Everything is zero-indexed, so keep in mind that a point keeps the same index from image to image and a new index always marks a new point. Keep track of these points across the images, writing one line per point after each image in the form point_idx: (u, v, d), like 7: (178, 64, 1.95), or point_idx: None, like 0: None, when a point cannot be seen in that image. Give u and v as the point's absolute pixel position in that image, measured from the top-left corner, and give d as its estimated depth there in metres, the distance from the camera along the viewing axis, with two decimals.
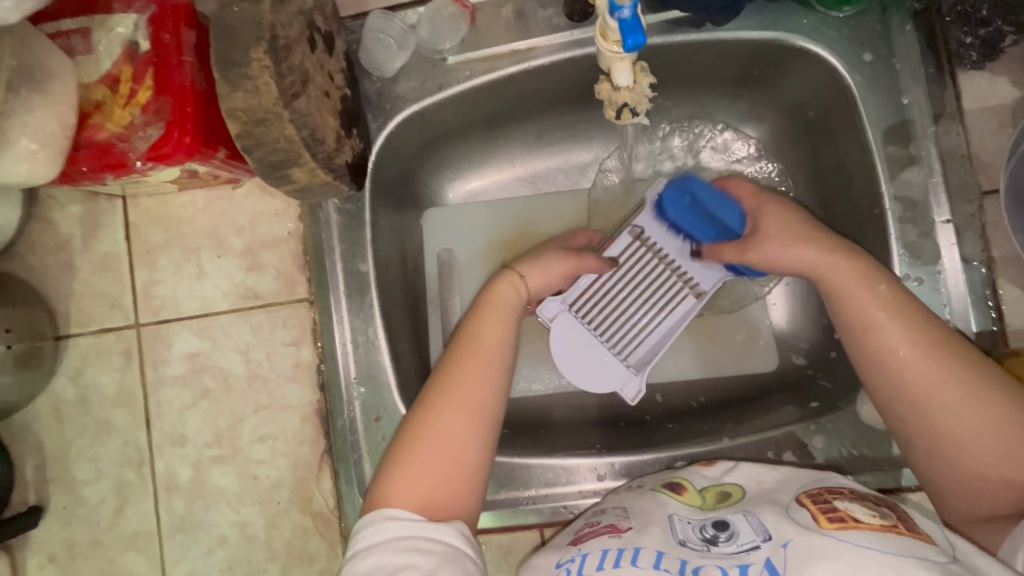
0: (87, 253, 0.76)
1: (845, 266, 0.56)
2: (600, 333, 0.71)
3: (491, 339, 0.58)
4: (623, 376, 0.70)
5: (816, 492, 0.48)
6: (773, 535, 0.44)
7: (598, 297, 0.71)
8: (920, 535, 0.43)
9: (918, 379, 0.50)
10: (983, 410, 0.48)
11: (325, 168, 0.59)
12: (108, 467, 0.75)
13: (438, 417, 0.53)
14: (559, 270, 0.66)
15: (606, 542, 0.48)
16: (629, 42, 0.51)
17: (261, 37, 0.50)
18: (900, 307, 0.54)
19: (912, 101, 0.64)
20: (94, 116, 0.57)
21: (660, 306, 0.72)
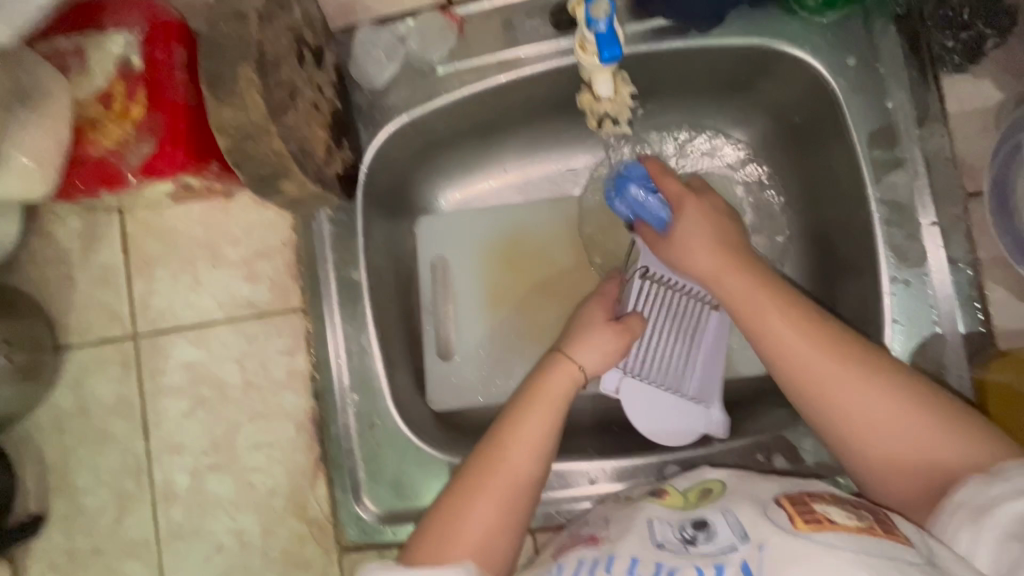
0: (86, 265, 0.78)
1: (740, 277, 0.60)
2: (660, 385, 0.70)
3: (536, 424, 0.58)
4: (701, 415, 0.70)
5: (795, 495, 0.48)
6: (749, 534, 0.44)
7: (641, 353, 0.70)
8: (895, 535, 0.43)
9: (814, 368, 0.52)
10: (879, 391, 0.50)
11: (316, 181, 0.60)
12: (107, 476, 0.76)
13: (475, 499, 0.53)
14: (612, 347, 0.64)
15: (583, 554, 0.49)
16: (606, 55, 0.57)
17: (249, 54, 0.51)
18: (799, 309, 0.56)
19: (896, 105, 0.65)
20: (89, 133, 0.59)
21: (693, 334, 0.71)
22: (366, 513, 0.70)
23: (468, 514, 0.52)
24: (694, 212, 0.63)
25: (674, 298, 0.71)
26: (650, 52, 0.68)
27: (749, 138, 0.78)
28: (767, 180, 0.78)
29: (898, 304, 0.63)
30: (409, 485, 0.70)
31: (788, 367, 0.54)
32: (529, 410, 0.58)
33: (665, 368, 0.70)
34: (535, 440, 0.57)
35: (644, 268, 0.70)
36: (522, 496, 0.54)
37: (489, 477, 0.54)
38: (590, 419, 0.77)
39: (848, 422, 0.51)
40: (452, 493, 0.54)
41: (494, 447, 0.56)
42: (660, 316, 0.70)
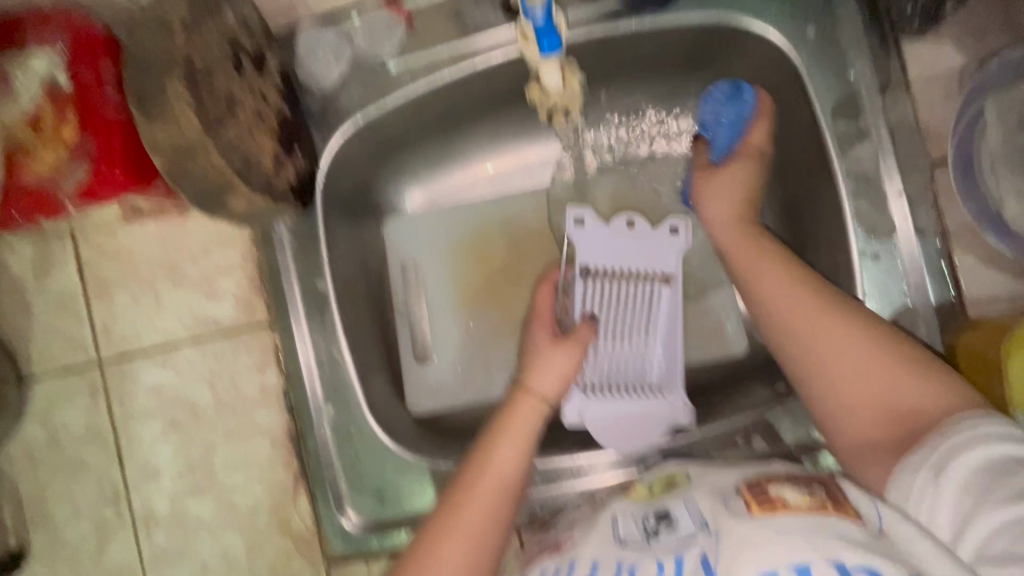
0: (42, 292, 0.75)
1: (734, 230, 0.64)
2: (624, 390, 0.72)
3: (502, 465, 0.56)
4: (665, 407, 0.70)
5: (752, 479, 0.47)
6: (710, 523, 0.44)
7: (596, 364, 0.72)
8: (846, 509, 0.42)
9: (799, 326, 0.54)
10: (846, 336, 0.52)
11: (265, 194, 0.58)
12: (85, 505, 0.75)
13: (444, 542, 0.51)
14: (566, 369, 0.64)
15: (546, 564, 0.48)
16: (544, 45, 0.60)
17: (176, 69, 0.49)
18: (802, 280, 0.56)
19: (858, 74, 0.63)
20: (20, 158, 0.56)
21: (640, 320, 0.73)
22: (349, 524, 0.70)
23: (442, 552, 0.50)
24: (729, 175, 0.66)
25: (618, 288, 0.73)
26: (604, 34, 0.65)
27: None
28: None
29: (869, 278, 0.63)
30: (391, 493, 0.69)
31: (786, 333, 0.54)
32: (500, 442, 0.58)
33: (623, 370, 0.73)
34: (501, 481, 0.55)
35: (585, 262, 0.73)
36: (493, 540, 0.53)
37: (464, 511, 0.53)
38: None
39: (823, 367, 0.52)
40: (425, 534, 0.52)
41: (468, 480, 0.55)
42: (608, 308, 0.73)
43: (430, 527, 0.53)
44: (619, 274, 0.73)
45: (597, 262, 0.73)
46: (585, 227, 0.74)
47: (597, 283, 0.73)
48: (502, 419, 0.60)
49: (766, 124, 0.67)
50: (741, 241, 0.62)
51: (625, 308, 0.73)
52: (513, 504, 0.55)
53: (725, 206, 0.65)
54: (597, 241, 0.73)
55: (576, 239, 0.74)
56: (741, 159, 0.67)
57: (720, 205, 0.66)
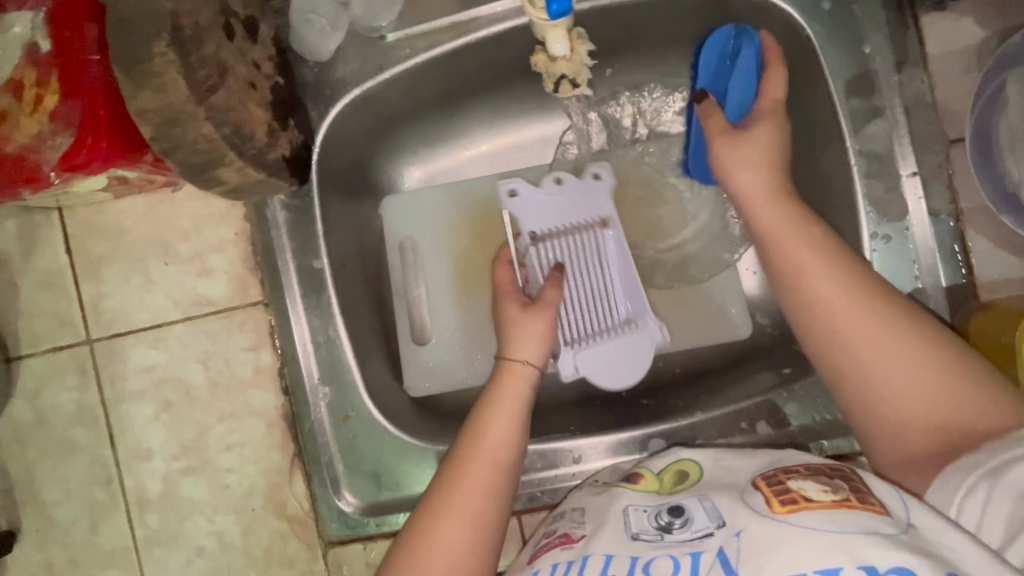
0: (28, 269, 0.73)
1: (776, 210, 0.56)
2: (597, 334, 0.68)
3: (496, 440, 0.56)
4: (642, 339, 0.67)
5: (769, 473, 0.46)
6: (727, 521, 0.42)
7: (570, 315, 0.68)
8: (873, 506, 0.41)
9: (848, 333, 0.49)
10: (903, 344, 0.47)
11: (258, 166, 0.56)
12: (76, 486, 0.73)
13: (443, 516, 0.51)
14: (542, 329, 0.62)
15: (558, 556, 0.46)
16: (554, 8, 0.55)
17: (161, 28, 0.46)
18: (832, 254, 0.52)
19: (874, 49, 0.61)
20: (1, 126, 0.53)
21: (597, 260, 0.69)
22: (346, 506, 0.69)
23: (444, 523, 0.50)
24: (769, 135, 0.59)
25: (572, 242, 0.69)
26: (612, 5, 0.63)
27: None
28: None
29: (880, 260, 0.61)
30: (388, 476, 0.68)
31: (816, 318, 0.51)
32: (494, 415, 0.57)
33: (592, 319, 0.68)
34: (497, 457, 0.55)
35: (531, 230, 0.69)
36: (494, 515, 0.52)
37: (465, 483, 0.53)
38: (571, 396, 0.75)
39: (867, 365, 0.48)
40: (425, 506, 0.52)
41: (467, 451, 0.55)
42: (572, 262, 0.69)
43: (431, 496, 0.53)
44: (569, 228, 0.70)
45: (542, 227, 0.69)
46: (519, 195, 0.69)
47: (556, 239, 0.69)
48: (489, 395, 0.59)
49: (779, 76, 0.61)
50: (782, 227, 0.55)
51: (586, 260, 0.69)
52: (512, 477, 0.55)
53: (765, 178, 0.58)
54: (535, 204, 0.69)
55: (517, 214, 0.69)
56: (762, 120, 0.60)
57: (757, 174, 0.58)
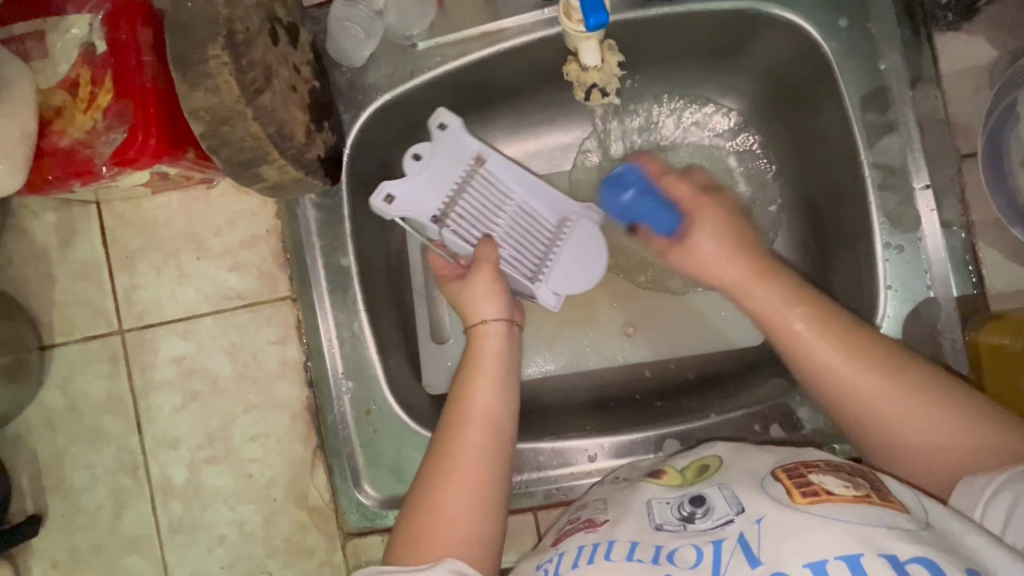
0: (65, 260, 0.76)
1: (766, 286, 0.60)
2: (550, 255, 0.71)
3: (486, 402, 0.58)
4: (577, 220, 0.72)
5: (791, 466, 0.47)
6: (747, 509, 0.44)
7: (515, 254, 0.70)
8: (892, 502, 0.42)
9: (862, 396, 0.51)
10: (914, 403, 0.49)
11: (297, 165, 0.58)
12: (103, 472, 0.75)
13: (447, 481, 0.52)
14: (491, 286, 0.64)
15: (582, 539, 0.48)
16: (591, 21, 0.56)
17: (218, 33, 0.49)
18: (832, 328, 0.54)
19: (889, 66, 0.63)
20: (55, 122, 0.56)
21: (507, 200, 0.71)
22: (366, 499, 0.70)
23: (443, 494, 0.52)
24: (710, 212, 0.67)
25: (473, 196, 0.69)
26: (637, 19, 0.65)
27: (740, 106, 0.77)
28: (759, 148, 0.77)
29: (893, 269, 0.63)
30: (408, 470, 0.70)
31: (825, 386, 0.53)
32: (476, 385, 0.59)
33: (537, 245, 0.71)
34: (489, 416, 0.57)
35: (434, 212, 0.68)
36: (493, 475, 0.54)
37: (457, 455, 0.54)
38: (586, 397, 0.77)
39: (884, 427, 0.50)
40: (422, 480, 0.54)
41: (456, 418, 0.57)
42: (487, 219, 0.69)
43: (427, 470, 0.54)
44: (461, 186, 0.69)
45: (441, 201, 0.68)
46: (419, 161, 0.68)
47: (465, 197, 0.69)
48: (475, 360, 0.62)
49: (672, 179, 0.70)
50: (775, 303, 0.58)
51: (500, 208, 0.70)
52: (505, 439, 0.57)
53: (741, 269, 0.63)
54: (422, 181, 0.68)
55: (408, 208, 0.67)
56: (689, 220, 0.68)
57: (736, 269, 0.63)
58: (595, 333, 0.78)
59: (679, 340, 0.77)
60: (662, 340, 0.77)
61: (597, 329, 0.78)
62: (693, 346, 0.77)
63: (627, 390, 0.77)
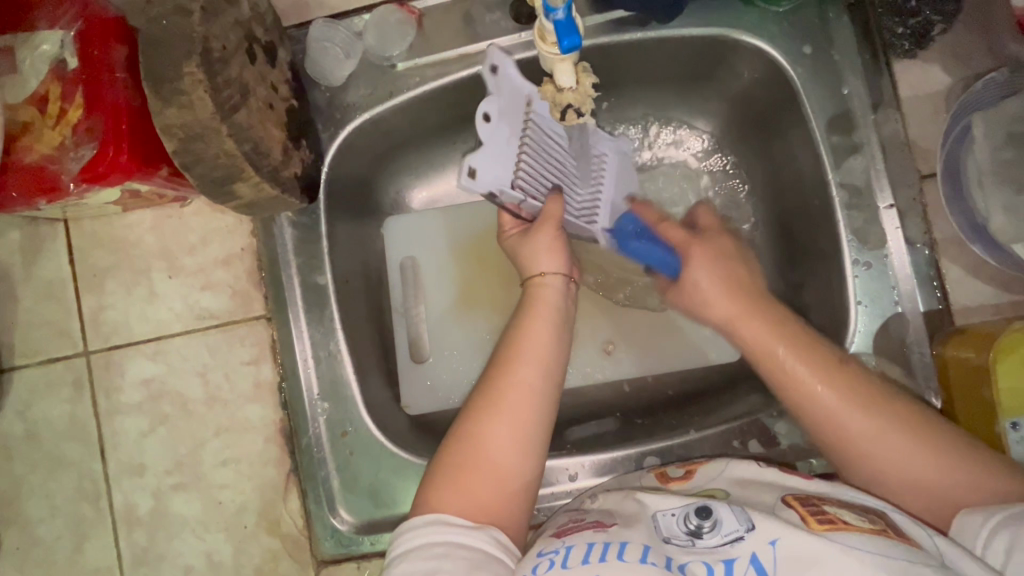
0: (29, 280, 0.73)
1: (759, 324, 0.58)
2: (595, 192, 0.70)
3: (535, 339, 0.58)
4: (607, 151, 0.72)
5: (804, 495, 0.48)
6: (756, 525, 0.44)
7: (577, 200, 0.68)
8: (907, 539, 0.43)
9: (857, 432, 0.51)
10: (898, 437, 0.49)
11: (272, 182, 0.58)
12: (63, 502, 0.72)
13: (493, 413, 0.53)
14: (555, 239, 0.63)
15: (592, 537, 0.47)
16: (565, 45, 0.47)
17: (193, 50, 0.49)
18: (812, 356, 0.54)
19: (852, 91, 0.66)
20: (22, 138, 0.55)
21: (561, 147, 0.66)
22: (341, 524, 0.68)
23: (489, 430, 0.53)
24: (702, 250, 0.64)
25: (536, 150, 0.62)
26: (611, 43, 0.67)
27: (712, 128, 0.79)
28: (732, 169, 0.79)
29: (862, 286, 0.65)
30: (385, 493, 0.68)
31: (823, 423, 0.52)
32: (530, 322, 0.60)
33: (580, 183, 0.69)
34: (538, 352, 0.57)
35: (511, 178, 0.59)
36: (540, 416, 0.54)
37: (505, 392, 0.54)
38: (568, 415, 0.77)
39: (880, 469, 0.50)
40: (472, 409, 0.54)
41: (510, 356, 0.57)
42: (550, 171, 0.64)
43: (473, 404, 0.55)
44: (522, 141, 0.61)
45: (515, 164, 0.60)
46: (491, 124, 0.57)
47: (529, 151, 0.62)
48: (527, 307, 0.61)
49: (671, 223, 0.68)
50: (765, 333, 0.57)
51: (558, 155, 0.65)
52: (555, 375, 0.57)
53: (741, 308, 0.60)
54: (498, 145, 0.58)
55: (494, 181, 0.58)
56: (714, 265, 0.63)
57: (734, 309, 0.60)
58: (576, 351, 0.78)
59: (659, 358, 0.77)
60: (642, 356, 0.78)
61: (576, 348, 0.78)
62: (672, 363, 0.77)
63: (607, 409, 0.77)
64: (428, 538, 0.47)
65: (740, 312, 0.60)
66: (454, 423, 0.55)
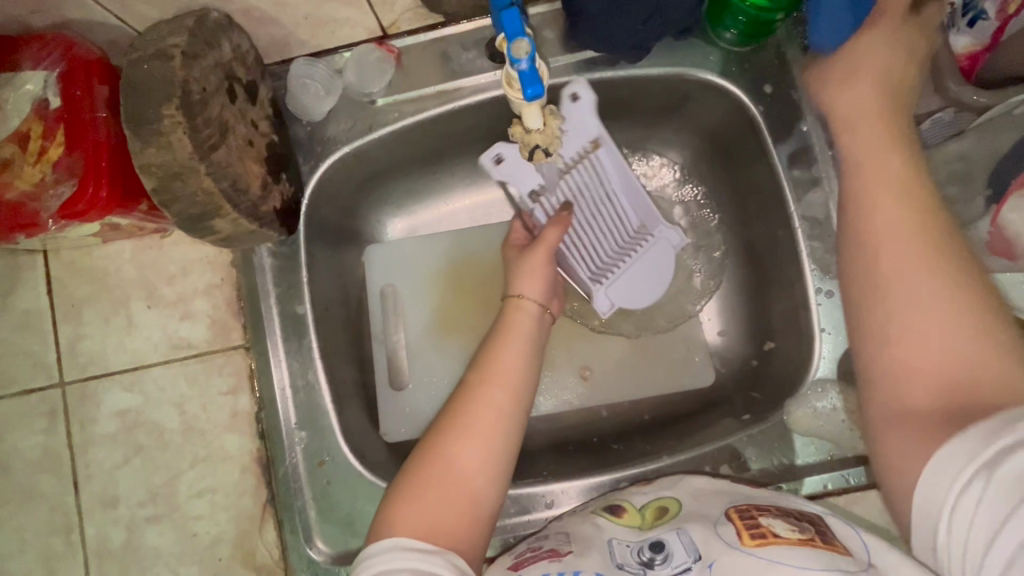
0: (5, 311, 0.73)
1: (885, 165, 0.50)
2: (621, 259, 0.75)
3: (506, 363, 0.59)
4: (657, 239, 0.75)
5: (743, 507, 0.50)
6: (701, 554, 0.46)
7: (587, 252, 0.74)
8: (834, 545, 0.45)
9: (902, 271, 0.46)
10: (945, 305, 0.44)
11: (250, 218, 0.59)
12: (33, 536, 0.71)
13: (460, 434, 0.54)
14: (542, 266, 0.66)
15: (546, 567, 0.48)
16: (528, 93, 0.48)
17: (173, 93, 0.51)
18: (913, 213, 0.47)
19: (812, 127, 0.69)
20: (2, 175, 0.56)
21: (602, 198, 0.73)
22: (317, 555, 0.68)
23: (455, 452, 0.54)
24: (873, 37, 0.56)
25: (576, 178, 0.71)
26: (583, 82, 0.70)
27: (683, 160, 0.82)
28: (702, 199, 0.82)
29: (825, 314, 0.68)
30: (361, 522, 0.68)
31: (863, 268, 0.48)
32: (505, 344, 0.61)
33: (613, 245, 0.75)
34: (507, 375, 0.58)
35: (530, 185, 0.71)
36: (507, 441, 0.55)
37: (474, 413, 0.55)
38: (544, 440, 0.78)
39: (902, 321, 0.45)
40: (440, 430, 0.55)
41: (480, 378, 0.58)
42: (580, 207, 0.72)
43: (443, 425, 0.55)
44: (571, 165, 0.70)
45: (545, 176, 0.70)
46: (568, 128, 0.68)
47: (573, 176, 0.71)
48: (500, 330, 0.63)
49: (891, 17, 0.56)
50: (880, 177, 0.50)
51: (597, 199, 0.73)
52: (524, 400, 0.58)
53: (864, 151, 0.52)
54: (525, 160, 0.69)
55: (509, 178, 0.70)
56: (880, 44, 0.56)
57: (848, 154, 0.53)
58: (552, 377, 0.80)
59: (634, 383, 0.79)
60: (618, 381, 0.79)
61: (553, 373, 0.80)
62: (648, 388, 0.79)
63: (584, 433, 0.78)
64: (393, 564, 0.47)
65: (869, 167, 0.51)
66: (422, 442, 0.56)
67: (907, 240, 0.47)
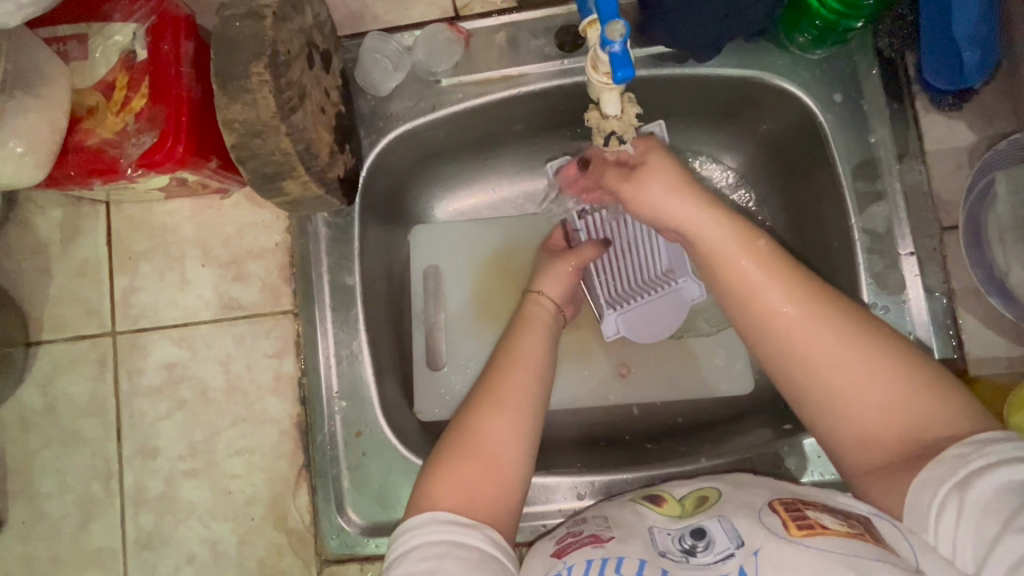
0: (65, 258, 0.75)
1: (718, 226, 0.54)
2: (639, 295, 0.76)
3: (530, 349, 0.60)
4: (678, 286, 0.74)
5: (788, 499, 0.48)
6: (745, 541, 0.45)
7: (612, 277, 0.76)
8: (884, 546, 0.43)
9: (818, 343, 0.48)
10: (865, 348, 0.47)
11: (318, 183, 0.60)
12: (74, 479, 0.72)
13: (490, 412, 0.54)
14: (570, 275, 0.70)
15: (590, 553, 0.48)
16: (618, 76, 0.47)
17: (262, 52, 0.52)
18: (772, 265, 0.52)
19: (879, 139, 0.68)
20: (85, 121, 0.58)
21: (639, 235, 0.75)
22: (349, 525, 0.69)
23: (486, 430, 0.53)
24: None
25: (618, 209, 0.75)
26: (650, 77, 0.70)
27: (738, 164, 0.82)
28: (755, 204, 0.82)
29: None
30: (393, 496, 0.68)
31: (772, 333, 0.50)
32: (527, 334, 0.62)
33: (637, 279, 0.76)
34: (532, 359, 0.59)
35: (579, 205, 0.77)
36: (533, 420, 0.55)
37: (502, 393, 0.55)
38: (577, 432, 0.78)
39: (839, 389, 0.47)
40: (473, 404, 0.55)
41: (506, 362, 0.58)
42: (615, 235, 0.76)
43: (475, 404, 0.55)
44: None
45: None
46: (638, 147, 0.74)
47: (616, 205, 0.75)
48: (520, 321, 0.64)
49: None
50: (727, 239, 0.53)
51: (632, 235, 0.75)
52: (546, 382, 0.58)
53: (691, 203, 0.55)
54: None
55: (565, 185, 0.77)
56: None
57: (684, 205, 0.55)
58: (589, 370, 0.79)
59: (672, 384, 0.79)
60: (656, 382, 0.79)
61: (590, 367, 0.79)
62: (686, 390, 0.78)
63: (617, 430, 0.78)
64: (426, 539, 0.48)
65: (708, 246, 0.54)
66: (451, 420, 0.56)
67: (812, 309, 0.49)
